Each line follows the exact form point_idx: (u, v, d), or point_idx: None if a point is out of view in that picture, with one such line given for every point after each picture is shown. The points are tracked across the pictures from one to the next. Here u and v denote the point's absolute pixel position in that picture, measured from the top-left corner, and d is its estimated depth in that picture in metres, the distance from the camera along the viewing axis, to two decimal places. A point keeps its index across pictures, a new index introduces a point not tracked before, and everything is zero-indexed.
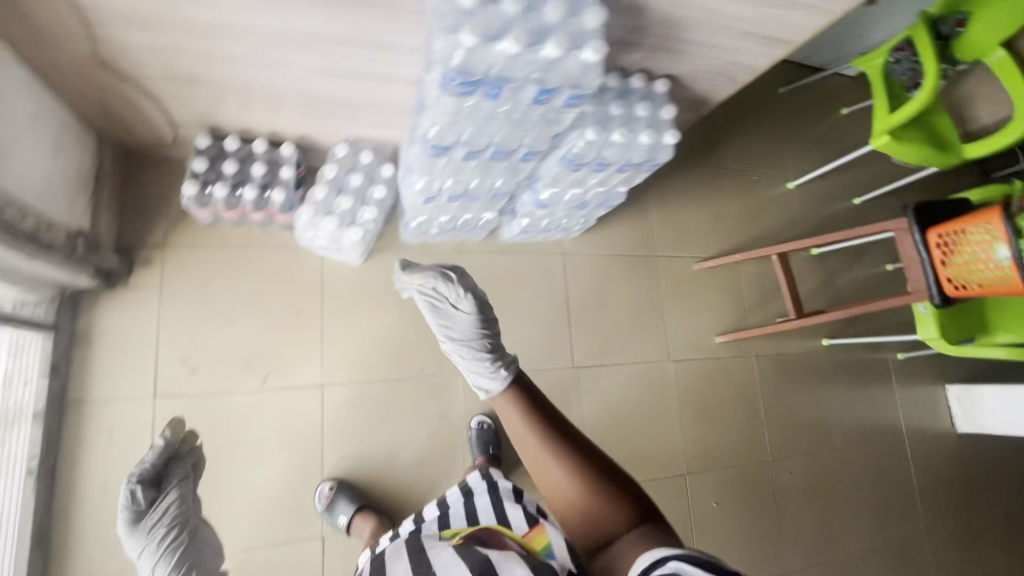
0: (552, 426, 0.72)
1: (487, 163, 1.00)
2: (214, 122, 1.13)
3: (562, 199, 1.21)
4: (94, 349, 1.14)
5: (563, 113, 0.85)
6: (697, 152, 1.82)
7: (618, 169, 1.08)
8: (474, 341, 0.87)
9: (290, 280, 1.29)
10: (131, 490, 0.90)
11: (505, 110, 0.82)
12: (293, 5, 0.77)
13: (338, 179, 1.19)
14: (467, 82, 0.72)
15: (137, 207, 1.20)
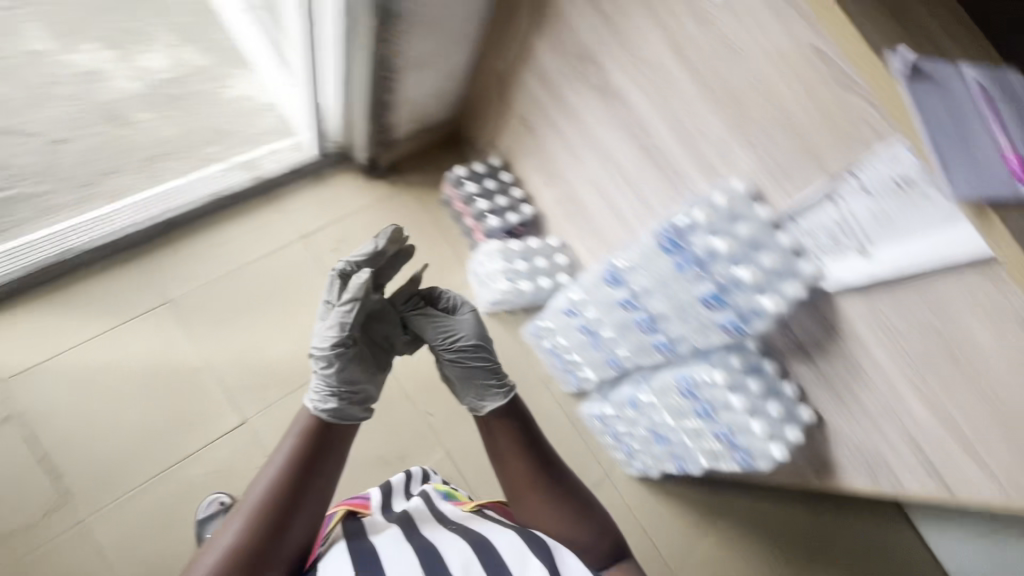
0: (525, 438, 0.92)
1: (630, 323, 1.09)
2: (512, 161, 1.47)
3: (651, 417, 1.20)
4: (316, 185, 1.46)
5: (715, 332, 0.92)
6: (795, 544, 1.54)
7: (716, 433, 1.05)
8: (478, 354, 0.99)
9: (438, 273, 1.50)
10: (332, 277, 0.96)
11: (677, 289, 0.93)
12: (627, 133, 1.05)
13: (529, 251, 1.41)
14: (674, 240, 0.88)
15: (426, 156, 1.58)
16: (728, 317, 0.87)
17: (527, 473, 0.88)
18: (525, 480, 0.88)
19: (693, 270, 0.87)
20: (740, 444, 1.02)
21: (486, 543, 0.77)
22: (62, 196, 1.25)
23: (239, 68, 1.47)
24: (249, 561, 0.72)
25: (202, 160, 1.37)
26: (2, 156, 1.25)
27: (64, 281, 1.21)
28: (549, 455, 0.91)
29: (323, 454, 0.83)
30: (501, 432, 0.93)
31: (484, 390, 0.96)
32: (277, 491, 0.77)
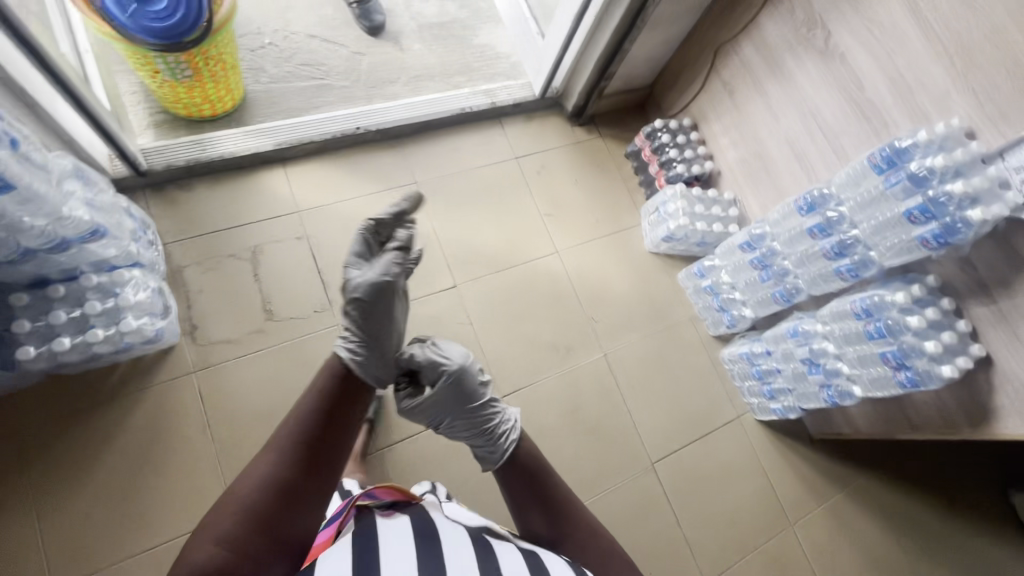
0: (529, 475, 0.85)
1: (815, 250, 1.26)
2: (699, 125, 1.69)
3: (812, 347, 1.34)
4: (531, 120, 1.75)
5: (909, 249, 1.07)
6: (914, 528, 1.57)
7: (884, 354, 1.17)
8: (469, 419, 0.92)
9: (615, 210, 1.74)
10: (359, 234, 0.95)
11: (881, 207, 1.10)
12: (841, 89, 1.25)
13: (707, 199, 1.60)
14: (891, 158, 1.05)
15: (618, 116, 1.84)
16: (929, 232, 1.02)
17: (563, 523, 0.81)
18: (557, 533, 0.81)
19: (902, 186, 1.04)
20: (909, 365, 1.14)
21: (535, 557, 0.75)
22: (354, 92, 1.61)
23: (488, 24, 1.83)
24: (286, 493, 0.68)
25: (452, 86, 1.71)
26: (320, 57, 1.64)
27: (347, 152, 1.54)
28: (576, 513, 0.82)
29: (352, 401, 0.78)
30: (517, 480, 0.84)
31: (488, 447, 0.90)
32: (312, 432, 0.72)
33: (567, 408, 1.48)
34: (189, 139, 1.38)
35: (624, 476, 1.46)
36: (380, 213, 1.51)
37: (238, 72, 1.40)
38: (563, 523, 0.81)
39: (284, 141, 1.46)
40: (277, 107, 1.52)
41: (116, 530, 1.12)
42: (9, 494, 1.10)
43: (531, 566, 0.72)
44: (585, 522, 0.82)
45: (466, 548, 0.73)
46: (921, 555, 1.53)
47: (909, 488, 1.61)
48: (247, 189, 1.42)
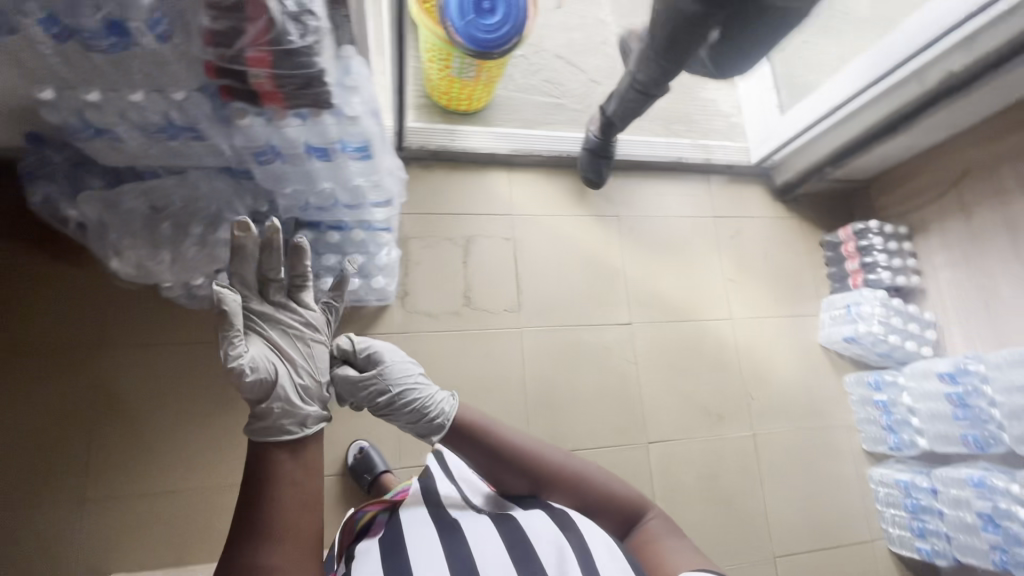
0: (485, 446, 0.89)
1: None
2: (915, 237, 1.63)
3: (999, 504, 1.26)
4: (736, 183, 1.76)
5: None
6: None
7: None
8: (400, 408, 0.91)
9: (796, 293, 1.71)
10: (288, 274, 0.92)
11: None
12: None
13: (907, 313, 1.55)
14: None
15: (824, 202, 1.80)
16: None
17: (528, 471, 0.90)
18: (527, 482, 0.90)
19: None
20: None
21: (508, 520, 0.87)
22: (584, 116, 1.70)
23: (718, 83, 1.86)
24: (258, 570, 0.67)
25: (672, 132, 1.76)
26: (561, 76, 1.74)
27: (565, 171, 1.63)
28: (536, 455, 0.90)
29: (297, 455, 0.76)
30: (473, 451, 0.89)
31: (427, 427, 0.90)
32: (278, 514, 0.70)
33: (705, 473, 1.49)
34: (443, 127, 1.52)
35: (744, 560, 1.44)
36: (580, 235, 1.59)
37: (490, 89, 1.52)
38: (532, 472, 0.90)
39: (518, 148, 1.58)
40: (516, 114, 1.64)
41: (209, 455, 1.22)
42: (155, 407, 1.22)
43: (505, 533, 0.85)
44: (549, 462, 0.90)
45: (434, 533, 0.85)
46: None
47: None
48: (474, 182, 1.55)
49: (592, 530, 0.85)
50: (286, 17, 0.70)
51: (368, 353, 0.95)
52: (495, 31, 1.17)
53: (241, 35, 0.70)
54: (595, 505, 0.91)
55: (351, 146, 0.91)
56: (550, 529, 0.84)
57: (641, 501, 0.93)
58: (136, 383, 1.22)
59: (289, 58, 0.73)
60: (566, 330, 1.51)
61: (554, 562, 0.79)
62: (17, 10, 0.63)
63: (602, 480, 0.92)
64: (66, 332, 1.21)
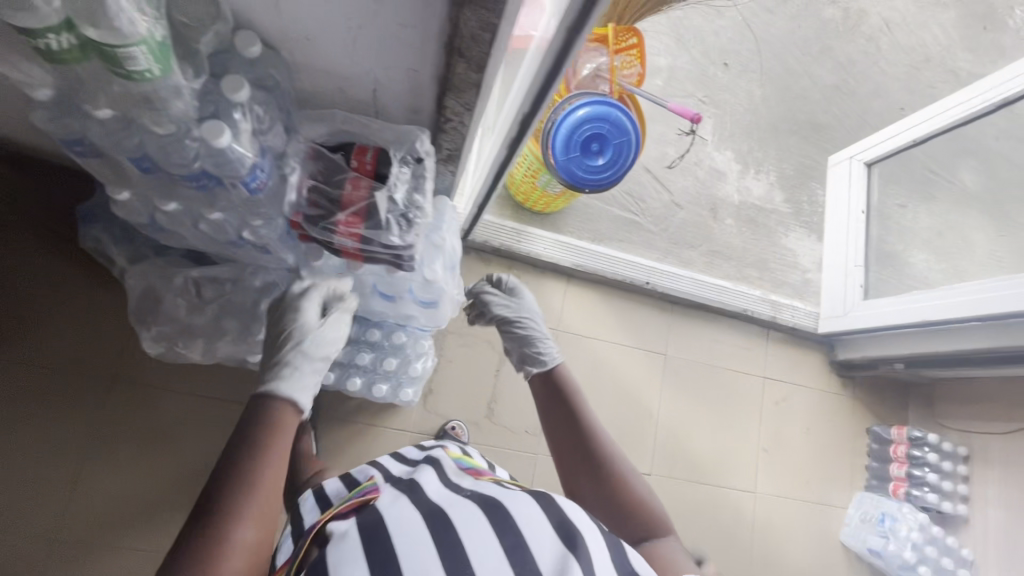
0: (556, 392, 0.97)
1: None
2: (973, 460, 1.51)
3: None
4: (797, 347, 1.66)
5: None
6: None
7: None
8: (515, 337, 1.06)
9: (829, 480, 1.60)
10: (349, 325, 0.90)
11: None
12: None
13: (941, 544, 1.45)
14: None
15: (883, 388, 1.68)
16: None
17: (578, 440, 0.91)
18: (574, 452, 0.90)
19: None
20: None
21: (498, 506, 0.64)
22: (657, 241, 1.62)
23: (802, 234, 1.76)
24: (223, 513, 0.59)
25: (742, 277, 1.67)
26: (644, 191, 1.66)
27: (623, 296, 1.55)
28: (593, 433, 0.91)
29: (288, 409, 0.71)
30: (549, 399, 0.97)
31: (528, 357, 1.03)
32: (249, 488, 0.61)
33: None
34: (512, 226, 1.45)
35: None
36: (619, 367, 1.51)
37: (567, 199, 1.46)
38: (577, 434, 0.91)
39: (582, 263, 1.50)
40: (589, 224, 1.57)
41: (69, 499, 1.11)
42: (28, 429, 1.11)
43: (493, 525, 0.61)
44: (601, 440, 0.90)
45: (416, 534, 0.59)
46: None
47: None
48: (529, 288, 1.48)
49: (583, 518, 0.65)
50: (395, 203, 0.67)
51: (512, 285, 1.15)
52: (592, 171, 1.09)
53: (340, 204, 0.66)
54: (619, 505, 0.85)
55: (418, 298, 0.85)
56: (546, 530, 0.62)
57: (662, 521, 0.85)
58: (116, 420, 1.16)
59: (383, 237, 0.66)
60: None
61: (552, 558, 0.58)
62: (110, 145, 0.57)
63: (636, 483, 0.88)
64: (52, 355, 1.14)
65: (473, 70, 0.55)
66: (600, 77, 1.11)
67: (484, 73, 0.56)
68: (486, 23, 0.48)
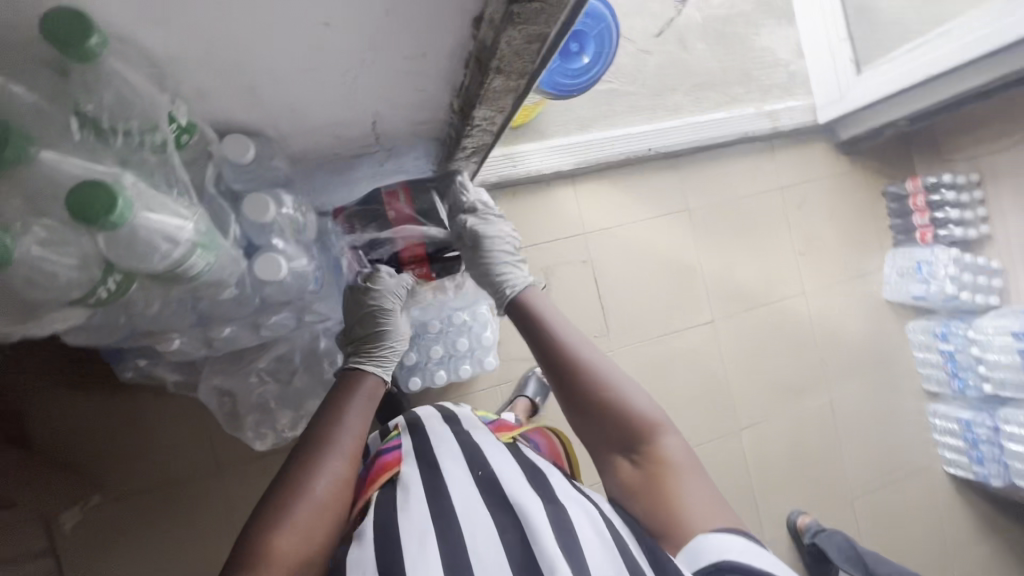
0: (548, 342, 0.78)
1: None
2: (985, 182, 1.61)
3: None
4: (800, 145, 1.66)
5: None
6: None
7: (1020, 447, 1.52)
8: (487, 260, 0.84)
9: (862, 252, 1.71)
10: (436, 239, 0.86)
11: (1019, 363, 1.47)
12: None
13: (975, 267, 1.58)
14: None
15: (886, 148, 1.72)
16: None
17: (563, 362, 0.76)
18: (553, 384, 0.78)
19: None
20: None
21: (498, 491, 0.67)
22: (640, 100, 1.54)
23: (773, 27, 1.65)
24: (298, 470, 0.65)
25: (732, 99, 1.61)
26: None
27: (630, 171, 1.51)
28: (577, 352, 0.76)
29: (351, 382, 0.75)
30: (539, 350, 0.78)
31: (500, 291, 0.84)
32: (323, 449, 0.67)
33: (792, 444, 1.61)
34: (501, 154, 1.37)
35: (828, 507, 1.62)
36: (652, 240, 1.53)
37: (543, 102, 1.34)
38: (580, 387, 0.75)
39: (582, 160, 1.43)
40: (570, 114, 1.47)
41: None
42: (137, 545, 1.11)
43: (500, 528, 0.62)
44: (585, 355, 0.76)
45: (421, 517, 0.64)
46: None
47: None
48: (541, 207, 1.44)
49: (588, 523, 0.63)
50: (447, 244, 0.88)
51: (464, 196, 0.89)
52: (568, 73, 0.98)
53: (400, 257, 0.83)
54: (617, 427, 0.73)
55: None
56: (533, 500, 0.64)
57: (665, 433, 0.73)
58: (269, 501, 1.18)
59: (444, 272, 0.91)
60: (653, 342, 1.51)
61: (535, 522, 0.60)
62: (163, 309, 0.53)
63: (636, 397, 0.74)
64: (159, 473, 1.13)
65: (511, 78, 0.50)
66: None
67: (524, 77, 0.51)
68: (532, 35, 0.43)
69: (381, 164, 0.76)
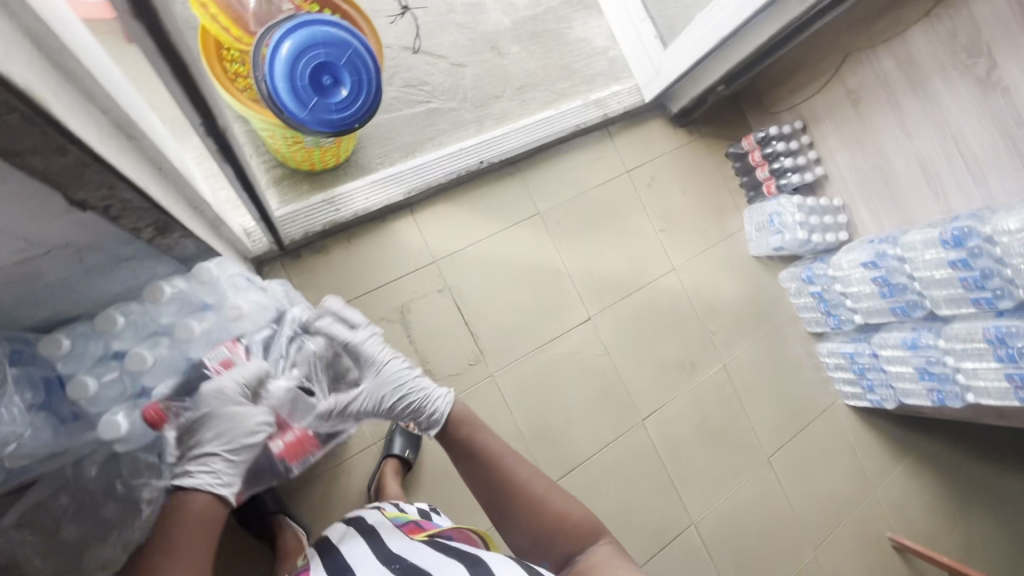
0: (482, 461, 0.86)
1: (925, 290, 1.40)
2: (808, 128, 1.69)
3: (940, 356, 1.43)
4: (635, 128, 1.67)
5: (915, 310, 1.45)
6: (959, 471, 1.88)
7: (916, 373, 1.52)
8: (398, 402, 0.86)
9: (720, 216, 1.74)
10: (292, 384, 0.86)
11: (883, 292, 1.50)
12: (979, 114, 1.29)
13: (821, 209, 1.64)
14: (888, 260, 1.46)
15: (718, 114, 1.78)
16: (902, 303, 1.47)
17: (495, 481, 0.84)
18: (492, 501, 0.85)
19: (884, 269, 1.47)
20: (930, 379, 1.48)
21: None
22: (465, 114, 1.49)
23: (584, 17, 1.66)
24: None
25: (559, 95, 1.59)
26: (419, 74, 1.48)
27: (469, 188, 1.46)
28: (506, 465, 0.85)
29: (180, 516, 0.72)
30: (477, 470, 0.86)
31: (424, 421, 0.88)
32: None
33: (697, 419, 1.60)
34: (320, 199, 1.28)
35: (744, 472, 1.62)
36: (509, 251, 1.47)
37: (348, 138, 1.26)
38: (517, 496, 0.83)
39: (411, 187, 1.36)
40: (392, 143, 1.40)
41: None
42: None
43: None
44: (518, 470, 0.85)
45: None
46: (961, 498, 1.86)
47: (964, 447, 1.90)
48: (382, 244, 1.35)
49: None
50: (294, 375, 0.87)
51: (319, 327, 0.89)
52: (325, 104, 0.91)
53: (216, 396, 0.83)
54: (551, 531, 0.80)
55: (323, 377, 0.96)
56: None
57: (597, 534, 0.81)
58: None
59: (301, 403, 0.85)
60: (533, 355, 1.45)
61: None
62: None
63: (567, 500, 0.83)
64: None
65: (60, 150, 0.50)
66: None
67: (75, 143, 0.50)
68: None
69: (81, 260, 0.73)
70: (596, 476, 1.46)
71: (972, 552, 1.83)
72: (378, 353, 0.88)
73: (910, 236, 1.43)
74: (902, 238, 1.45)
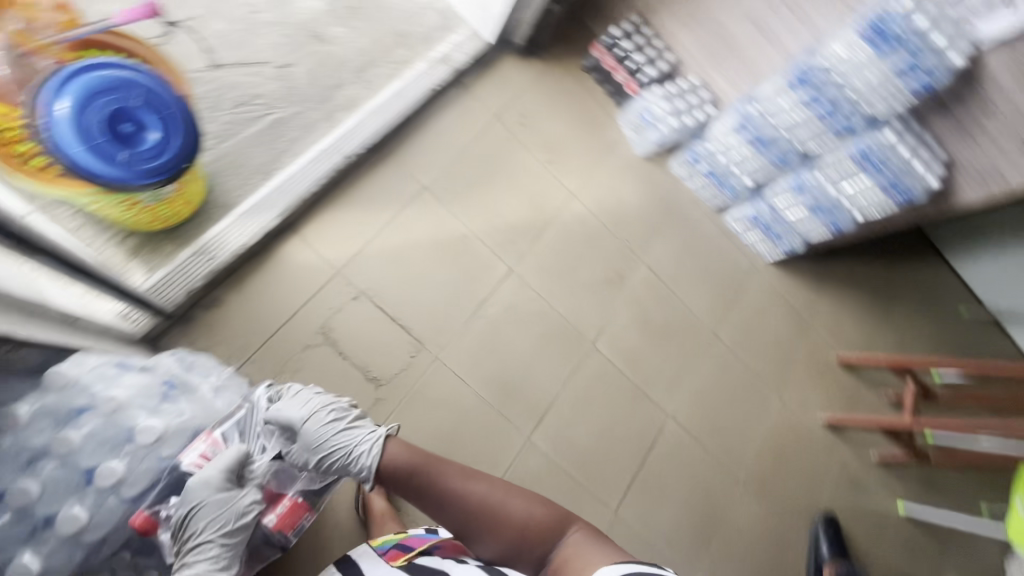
0: (443, 493, 0.90)
1: (790, 136, 1.49)
2: (647, 20, 1.72)
3: (823, 188, 1.53)
4: (489, 71, 1.64)
5: (790, 156, 1.54)
6: (873, 281, 2.08)
7: (810, 211, 1.64)
8: (329, 455, 0.98)
9: (598, 130, 1.76)
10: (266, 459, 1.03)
11: (759, 149, 1.58)
12: None
13: (684, 92, 1.69)
14: (753, 119, 1.53)
15: (562, 33, 1.78)
16: (777, 154, 1.56)
17: (458, 508, 0.88)
18: (461, 529, 0.88)
19: (751, 129, 1.55)
20: (822, 211, 1.60)
21: None
22: (312, 115, 1.41)
23: None
24: None
25: (401, 63, 1.53)
26: (247, 89, 1.37)
27: (344, 187, 1.40)
28: (466, 490, 0.89)
29: None
30: (440, 503, 0.89)
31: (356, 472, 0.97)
32: None
33: (640, 324, 1.67)
34: (191, 254, 1.19)
35: (697, 353, 1.72)
36: (409, 234, 1.44)
37: (192, 180, 1.17)
38: (482, 515, 0.87)
39: (284, 208, 1.29)
40: (246, 170, 1.31)
41: None
42: None
43: None
44: (477, 489, 0.89)
45: None
46: (882, 303, 2.07)
47: (871, 259, 2.10)
48: (276, 275, 1.28)
49: None
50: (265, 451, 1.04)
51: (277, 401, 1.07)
52: (161, 164, 0.98)
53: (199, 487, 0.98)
54: (521, 536, 0.84)
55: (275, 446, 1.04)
56: None
57: (566, 524, 0.85)
58: None
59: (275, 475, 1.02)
60: (470, 325, 1.45)
61: None
62: None
63: (530, 501, 0.87)
64: None
65: None
66: (28, 59, 0.94)
67: None
68: None
69: None
70: (569, 411, 1.51)
71: (905, 345, 2.05)
72: (304, 416, 1.01)
73: (764, 91, 1.50)
74: (758, 94, 1.53)
